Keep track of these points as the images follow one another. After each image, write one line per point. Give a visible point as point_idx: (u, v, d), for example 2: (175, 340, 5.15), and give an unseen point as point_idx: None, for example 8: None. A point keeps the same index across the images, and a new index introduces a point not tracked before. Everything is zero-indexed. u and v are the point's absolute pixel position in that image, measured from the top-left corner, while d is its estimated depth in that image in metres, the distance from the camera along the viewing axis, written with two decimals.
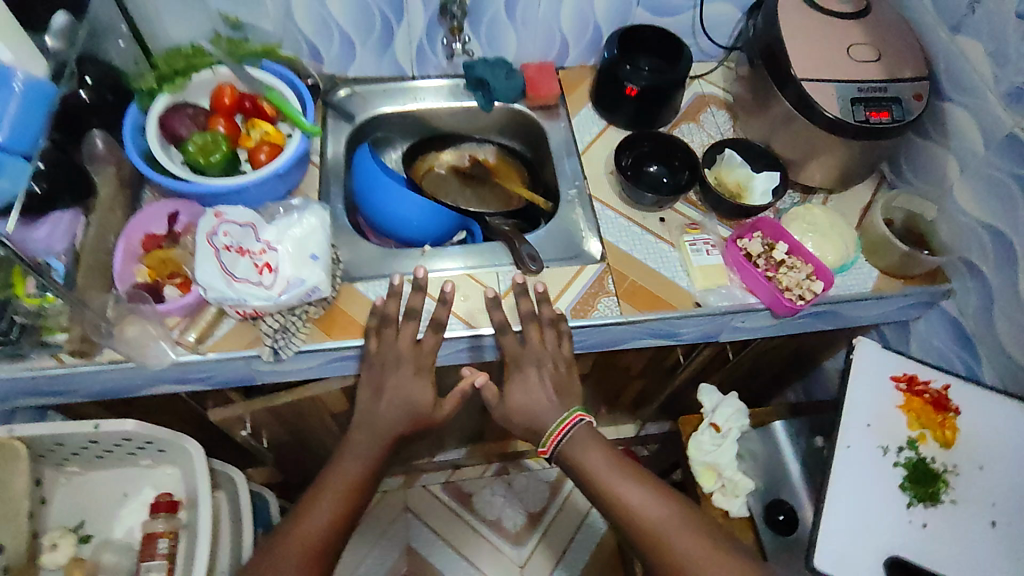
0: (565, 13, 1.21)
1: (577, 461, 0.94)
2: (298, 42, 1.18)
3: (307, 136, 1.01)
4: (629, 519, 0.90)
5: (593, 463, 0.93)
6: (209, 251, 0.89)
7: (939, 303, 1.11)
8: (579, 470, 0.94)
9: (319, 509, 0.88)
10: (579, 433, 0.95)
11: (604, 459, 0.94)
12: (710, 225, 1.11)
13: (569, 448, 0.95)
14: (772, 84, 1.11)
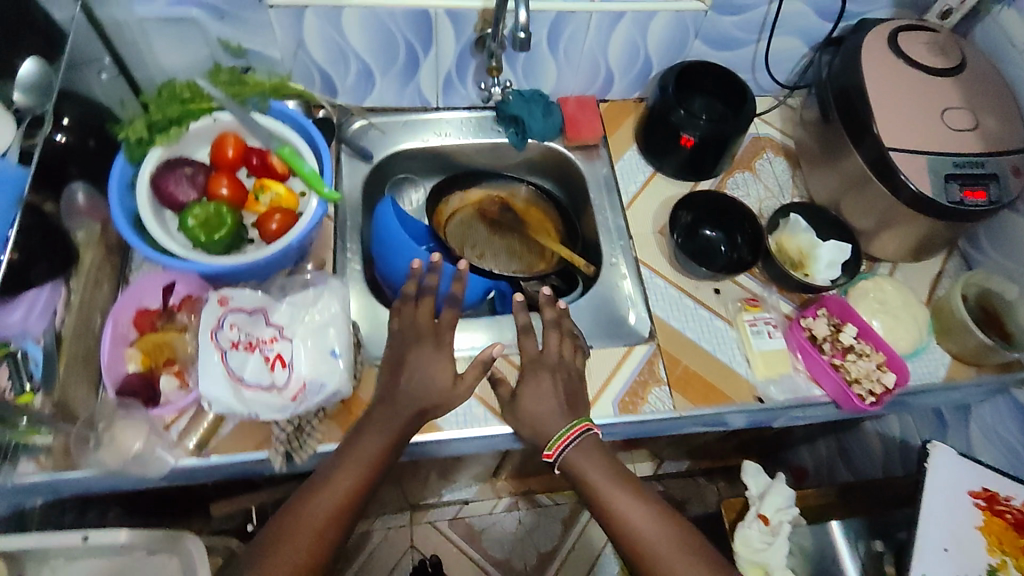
0: (614, 46, 1.07)
1: (584, 477, 0.81)
2: (309, 71, 1.03)
3: (326, 203, 0.86)
4: (640, 552, 0.77)
5: (599, 478, 0.80)
6: (214, 352, 0.76)
7: (1011, 392, 1.00)
8: (587, 487, 0.80)
9: (309, 512, 0.72)
10: (579, 450, 0.81)
11: (615, 478, 0.80)
12: (773, 300, 1.01)
13: (575, 458, 0.81)
14: (847, 143, 0.99)
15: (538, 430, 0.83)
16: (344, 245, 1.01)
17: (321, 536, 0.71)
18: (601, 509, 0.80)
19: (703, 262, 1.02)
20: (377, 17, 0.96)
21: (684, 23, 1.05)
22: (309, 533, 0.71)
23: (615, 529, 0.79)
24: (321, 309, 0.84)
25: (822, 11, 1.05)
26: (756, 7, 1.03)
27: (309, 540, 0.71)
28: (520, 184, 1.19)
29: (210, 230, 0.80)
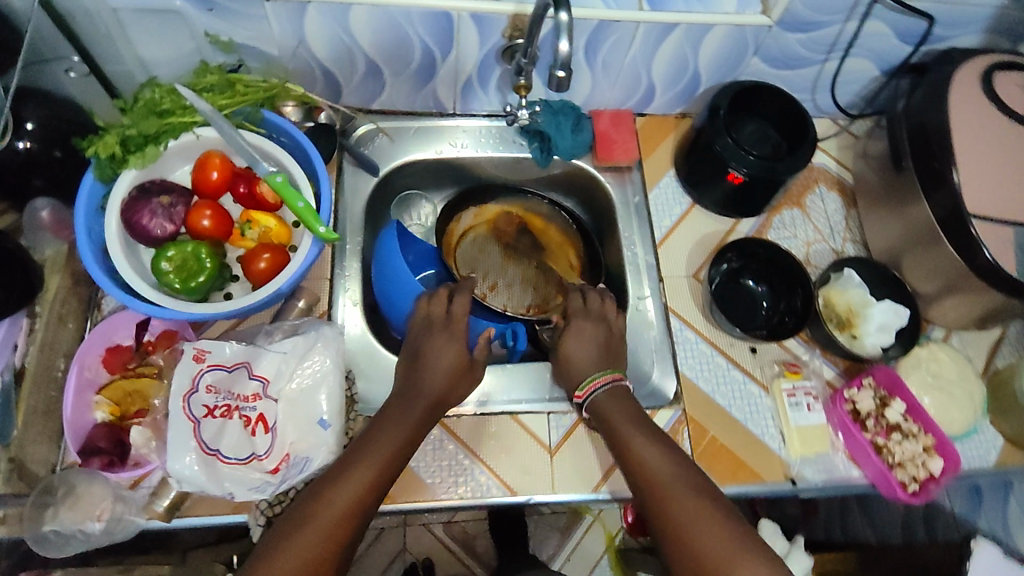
0: (660, 60, 0.93)
1: (612, 428, 0.78)
2: (312, 70, 0.91)
3: (321, 242, 0.75)
4: (660, 508, 0.70)
5: (627, 432, 0.76)
6: (187, 425, 0.67)
7: None
8: (613, 439, 0.77)
9: (328, 494, 0.66)
10: (605, 395, 0.81)
11: (640, 426, 0.77)
12: (814, 362, 0.92)
13: (605, 401, 0.80)
14: (919, 197, 0.87)
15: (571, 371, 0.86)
16: (342, 275, 0.90)
17: (345, 518, 0.65)
18: (629, 466, 0.75)
19: (740, 317, 0.92)
20: (390, 17, 0.82)
21: (744, 39, 0.90)
22: (330, 517, 0.64)
23: (640, 490, 0.73)
24: (310, 365, 0.74)
25: (905, 34, 0.91)
26: (829, 25, 0.88)
27: (330, 523, 0.64)
28: (542, 202, 1.06)
29: (188, 275, 0.69)
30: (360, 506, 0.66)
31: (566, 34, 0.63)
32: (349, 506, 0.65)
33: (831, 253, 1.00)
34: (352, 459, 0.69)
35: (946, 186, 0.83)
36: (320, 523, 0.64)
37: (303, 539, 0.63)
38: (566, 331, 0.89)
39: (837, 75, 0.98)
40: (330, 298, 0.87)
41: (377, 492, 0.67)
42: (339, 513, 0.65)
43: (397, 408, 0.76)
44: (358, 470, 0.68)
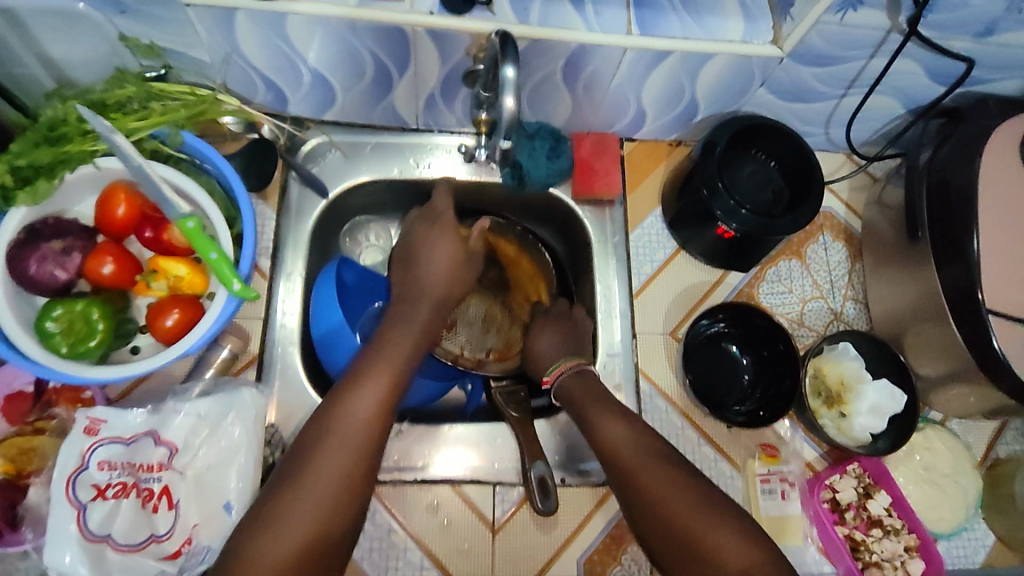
0: (651, 87, 0.81)
1: (579, 406, 0.74)
2: (249, 79, 0.78)
3: (238, 300, 0.66)
4: (631, 476, 0.66)
5: (594, 408, 0.72)
6: (72, 511, 0.61)
7: None
8: (581, 417, 0.73)
9: (345, 416, 0.64)
10: (571, 379, 0.76)
11: (609, 405, 0.72)
12: (794, 438, 0.83)
13: (572, 388, 0.76)
14: (933, 273, 0.76)
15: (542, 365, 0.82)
16: (277, 313, 0.80)
17: (371, 429, 0.64)
18: (602, 446, 0.70)
19: (716, 392, 0.83)
20: (334, 31, 0.70)
21: (750, 71, 0.77)
22: (360, 431, 0.64)
23: (607, 464, 0.69)
24: (222, 435, 0.67)
25: (941, 75, 0.77)
26: (851, 61, 0.75)
27: (359, 438, 0.64)
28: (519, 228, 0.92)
29: (76, 339, 0.62)
30: (380, 418, 0.66)
31: (513, 93, 0.53)
32: (372, 421, 0.65)
33: (828, 313, 0.90)
34: (359, 377, 0.67)
35: (965, 266, 0.72)
36: (350, 442, 0.63)
37: (335, 459, 0.62)
38: (535, 327, 0.85)
39: (855, 111, 0.85)
40: (261, 342, 0.78)
41: (393, 397, 0.68)
42: (362, 429, 0.64)
43: (395, 325, 0.74)
44: (371, 380, 0.67)
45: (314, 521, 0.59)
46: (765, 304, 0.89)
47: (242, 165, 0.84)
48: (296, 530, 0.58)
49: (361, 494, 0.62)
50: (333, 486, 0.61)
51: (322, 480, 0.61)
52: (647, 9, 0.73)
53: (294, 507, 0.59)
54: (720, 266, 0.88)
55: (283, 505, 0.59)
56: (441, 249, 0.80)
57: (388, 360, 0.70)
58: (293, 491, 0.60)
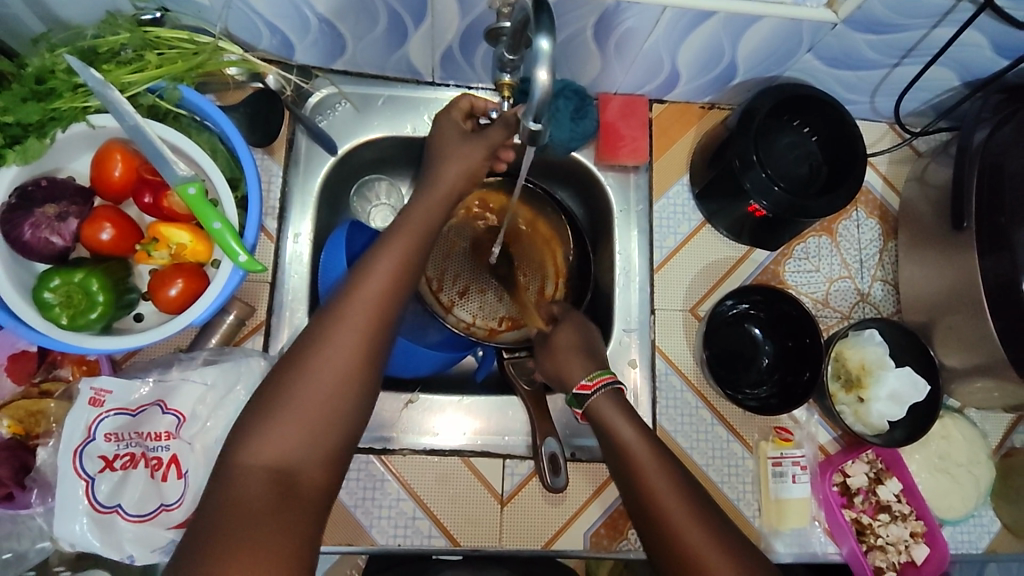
0: (688, 48, 0.75)
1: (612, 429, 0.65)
2: (255, 25, 0.72)
3: (243, 270, 0.62)
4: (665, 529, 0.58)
5: (632, 438, 0.64)
6: (78, 483, 0.61)
7: None
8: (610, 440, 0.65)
9: (349, 300, 0.56)
10: (606, 400, 0.67)
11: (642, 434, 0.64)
12: (809, 421, 0.82)
13: (603, 404, 0.67)
14: (974, 264, 0.72)
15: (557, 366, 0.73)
16: (286, 276, 0.77)
17: (377, 311, 0.56)
18: (634, 486, 0.62)
19: (732, 373, 0.81)
20: None
21: (797, 34, 0.72)
22: (364, 314, 0.56)
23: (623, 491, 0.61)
24: (229, 407, 0.65)
25: (1005, 48, 0.73)
26: (910, 30, 0.71)
27: (362, 321, 0.55)
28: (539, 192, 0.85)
29: (76, 311, 0.60)
30: (391, 298, 0.57)
31: (547, 66, 0.48)
32: (382, 300, 0.57)
33: (855, 294, 0.87)
34: (371, 256, 0.59)
35: (1011, 259, 0.68)
36: (352, 325, 0.55)
37: (338, 345, 0.54)
38: (558, 322, 0.77)
39: (910, 81, 0.81)
40: (269, 306, 0.76)
41: (409, 277, 0.59)
42: (370, 303, 0.56)
43: (419, 207, 0.65)
44: (378, 259, 0.58)
45: (312, 411, 0.52)
46: (789, 281, 0.86)
47: (248, 118, 0.78)
48: (291, 420, 0.52)
49: (366, 386, 0.55)
50: (332, 375, 0.53)
51: (321, 366, 0.53)
52: None
53: (292, 396, 0.52)
54: (748, 243, 0.85)
55: (284, 396, 0.52)
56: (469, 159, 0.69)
57: (404, 235, 0.61)
58: (292, 382, 0.53)
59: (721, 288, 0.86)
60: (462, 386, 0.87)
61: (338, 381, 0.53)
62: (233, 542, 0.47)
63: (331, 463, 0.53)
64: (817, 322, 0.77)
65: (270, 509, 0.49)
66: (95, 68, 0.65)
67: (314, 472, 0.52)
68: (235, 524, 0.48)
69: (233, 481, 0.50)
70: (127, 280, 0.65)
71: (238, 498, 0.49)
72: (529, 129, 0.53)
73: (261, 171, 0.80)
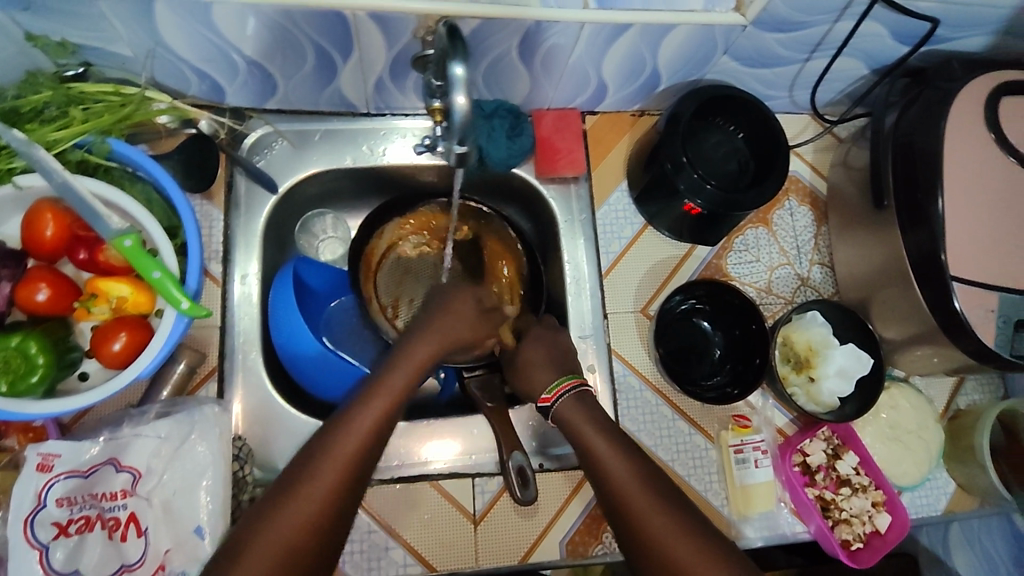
0: (611, 60, 0.78)
1: (580, 437, 0.67)
2: (183, 72, 0.73)
3: (187, 318, 0.62)
4: (636, 528, 0.61)
5: (601, 447, 0.66)
6: (32, 553, 0.59)
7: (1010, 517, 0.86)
8: (577, 445, 0.67)
9: (328, 448, 0.57)
10: (569, 407, 0.70)
11: (608, 435, 0.67)
12: (765, 406, 0.85)
13: (568, 410, 0.70)
14: (897, 241, 0.76)
15: (519, 384, 0.75)
16: (235, 319, 0.76)
17: (354, 461, 0.57)
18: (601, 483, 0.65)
19: (687, 367, 0.83)
20: (267, 17, 0.65)
21: (712, 39, 0.76)
22: (340, 463, 0.57)
23: (596, 478, 0.65)
24: (186, 458, 0.64)
25: (903, 35, 0.78)
26: (814, 26, 0.75)
27: (336, 469, 0.56)
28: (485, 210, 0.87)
29: (15, 376, 0.58)
30: (373, 440, 0.59)
31: (464, 91, 0.49)
32: (362, 439, 0.58)
33: (795, 279, 0.90)
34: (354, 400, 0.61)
35: (929, 231, 0.72)
36: (324, 473, 0.56)
37: (306, 492, 0.55)
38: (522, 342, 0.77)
39: (822, 73, 0.85)
40: (221, 351, 0.74)
41: (389, 424, 0.60)
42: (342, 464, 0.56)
43: (419, 341, 0.67)
44: (365, 402, 0.60)
45: (273, 562, 0.52)
46: (733, 274, 0.89)
47: (183, 164, 0.78)
48: (249, 573, 0.51)
49: (332, 534, 0.55)
50: (293, 540, 0.54)
51: (287, 516, 0.54)
52: None
53: (256, 544, 0.53)
54: (690, 239, 0.88)
55: (248, 542, 0.53)
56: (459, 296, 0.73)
57: (391, 380, 0.63)
58: (264, 523, 0.54)
59: (668, 287, 0.88)
60: (426, 411, 0.87)
61: (298, 546, 0.53)
62: None
63: None
64: (759, 308, 0.81)
65: None
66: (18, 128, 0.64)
67: None
68: None
69: None
70: (69, 339, 0.64)
71: None
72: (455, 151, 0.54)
73: (201, 216, 0.79)
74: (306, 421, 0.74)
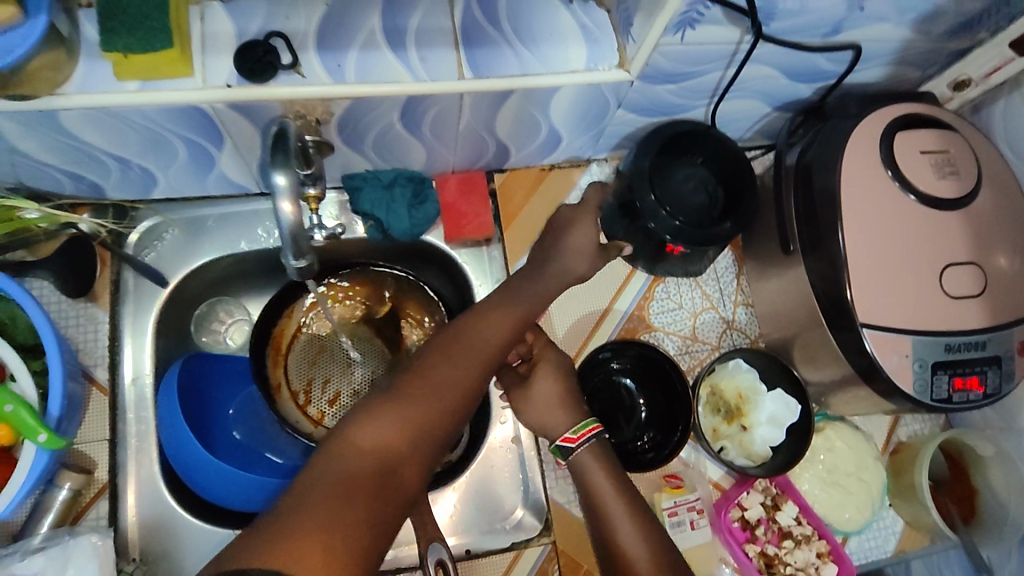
0: (504, 123, 0.76)
1: (597, 495, 0.65)
2: (49, 175, 0.70)
3: (50, 450, 0.59)
4: None
5: (619, 508, 0.63)
6: None
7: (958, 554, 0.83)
8: (591, 501, 0.65)
9: (472, 335, 0.64)
10: (590, 457, 0.67)
11: (626, 494, 0.64)
12: (698, 459, 0.82)
13: (591, 460, 0.66)
14: (809, 283, 0.74)
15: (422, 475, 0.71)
16: (126, 428, 0.72)
17: (489, 350, 0.63)
18: (608, 544, 0.62)
19: (614, 431, 0.80)
20: (120, 117, 0.62)
21: (601, 94, 0.73)
22: (478, 353, 0.62)
23: (601, 541, 0.63)
24: None
25: (796, 75, 0.76)
26: (704, 74, 0.74)
27: (478, 352, 0.62)
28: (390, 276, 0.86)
29: None
30: (506, 341, 0.65)
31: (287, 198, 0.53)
32: (495, 340, 0.64)
33: (721, 323, 0.88)
34: (489, 307, 0.67)
35: (835, 275, 0.69)
36: (470, 351, 0.62)
37: (450, 367, 0.60)
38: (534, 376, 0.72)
39: (723, 115, 0.84)
40: (110, 465, 0.71)
41: (516, 333, 0.66)
42: (483, 359, 0.62)
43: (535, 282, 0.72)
44: (495, 313, 0.67)
45: (418, 415, 0.56)
46: (655, 324, 0.87)
47: (62, 270, 0.72)
48: (399, 417, 0.56)
49: (467, 411, 0.60)
50: (440, 397, 0.58)
51: (433, 382, 0.59)
52: (477, 48, 0.68)
53: (405, 397, 0.57)
54: (642, 266, 0.87)
55: (402, 392, 0.57)
56: (579, 230, 0.75)
57: (515, 302, 0.69)
58: (412, 381, 0.58)
59: (589, 346, 0.86)
60: None
61: (448, 400, 0.58)
62: (312, 520, 0.46)
63: (423, 468, 0.56)
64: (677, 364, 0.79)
65: (342, 493, 0.49)
66: None
67: (409, 480, 0.54)
68: (312, 507, 0.47)
69: (318, 475, 0.51)
70: None
71: (312, 498, 0.48)
72: (293, 266, 0.58)
73: (86, 319, 0.75)
74: (204, 528, 0.71)
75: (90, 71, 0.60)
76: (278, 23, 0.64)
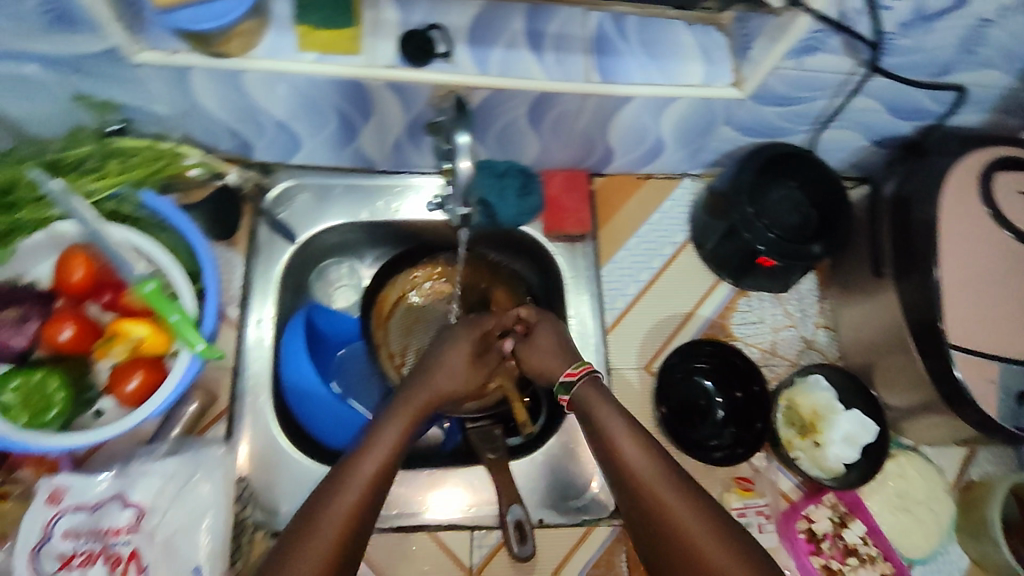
0: (616, 128, 0.83)
1: (599, 421, 0.66)
2: (214, 131, 0.79)
3: (201, 359, 0.66)
4: (661, 513, 0.60)
5: (623, 433, 0.65)
6: None
7: None
8: (594, 430, 0.66)
9: (358, 460, 0.62)
10: (590, 388, 0.69)
11: (629, 418, 0.66)
12: (769, 468, 0.84)
13: (589, 394, 0.68)
14: (897, 307, 0.77)
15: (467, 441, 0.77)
16: (247, 362, 0.79)
17: (381, 470, 0.62)
18: (620, 472, 0.63)
19: (690, 429, 0.84)
20: (293, 84, 0.71)
21: (712, 109, 0.79)
22: (371, 470, 0.61)
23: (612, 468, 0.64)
24: (189, 497, 0.68)
25: (899, 111, 0.81)
26: (812, 101, 0.79)
27: (370, 472, 0.61)
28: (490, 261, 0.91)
29: (36, 411, 0.64)
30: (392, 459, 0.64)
31: (467, 156, 0.57)
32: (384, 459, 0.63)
33: (800, 341, 0.91)
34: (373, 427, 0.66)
35: (927, 299, 0.72)
36: (362, 477, 0.61)
37: (342, 497, 0.59)
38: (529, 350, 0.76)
39: (823, 143, 0.88)
40: (231, 393, 0.78)
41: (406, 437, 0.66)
42: (377, 474, 0.61)
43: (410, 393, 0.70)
44: (377, 431, 0.65)
45: (315, 558, 0.55)
46: (736, 333, 0.91)
47: (209, 214, 0.83)
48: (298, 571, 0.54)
49: (367, 534, 0.60)
50: (335, 531, 0.57)
51: (327, 521, 0.57)
52: (606, 57, 0.75)
53: (296, 550, 0.56)
54: (727, 277, 0.91)
55: (294, 548, 0.56)
56: (450, 352, 0.73)
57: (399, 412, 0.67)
58: (302, 532, 0.57)
59: (670, 346, 0.90)
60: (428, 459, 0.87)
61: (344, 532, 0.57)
62: None
63: None
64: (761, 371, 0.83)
65: None
66: (62, 178, 0.70)
67: None
68: None
69: None
70: (86, 378, 0.70)
71: None
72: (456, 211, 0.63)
73: (224, 263, 0.84)
74: (307, 465, 0.75)
75: (276, 41, 0.69)
76: (438, 17, 0.72)
